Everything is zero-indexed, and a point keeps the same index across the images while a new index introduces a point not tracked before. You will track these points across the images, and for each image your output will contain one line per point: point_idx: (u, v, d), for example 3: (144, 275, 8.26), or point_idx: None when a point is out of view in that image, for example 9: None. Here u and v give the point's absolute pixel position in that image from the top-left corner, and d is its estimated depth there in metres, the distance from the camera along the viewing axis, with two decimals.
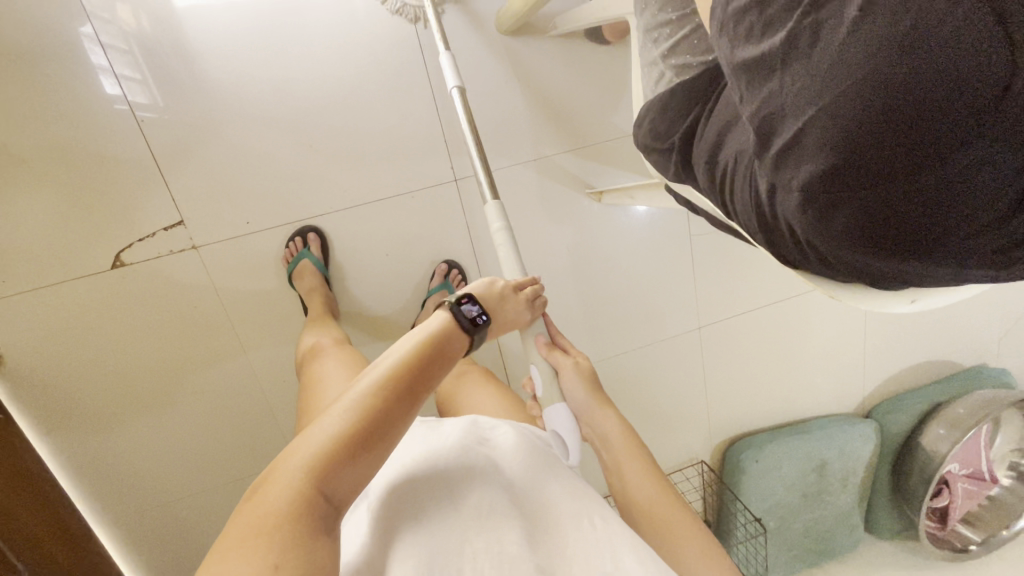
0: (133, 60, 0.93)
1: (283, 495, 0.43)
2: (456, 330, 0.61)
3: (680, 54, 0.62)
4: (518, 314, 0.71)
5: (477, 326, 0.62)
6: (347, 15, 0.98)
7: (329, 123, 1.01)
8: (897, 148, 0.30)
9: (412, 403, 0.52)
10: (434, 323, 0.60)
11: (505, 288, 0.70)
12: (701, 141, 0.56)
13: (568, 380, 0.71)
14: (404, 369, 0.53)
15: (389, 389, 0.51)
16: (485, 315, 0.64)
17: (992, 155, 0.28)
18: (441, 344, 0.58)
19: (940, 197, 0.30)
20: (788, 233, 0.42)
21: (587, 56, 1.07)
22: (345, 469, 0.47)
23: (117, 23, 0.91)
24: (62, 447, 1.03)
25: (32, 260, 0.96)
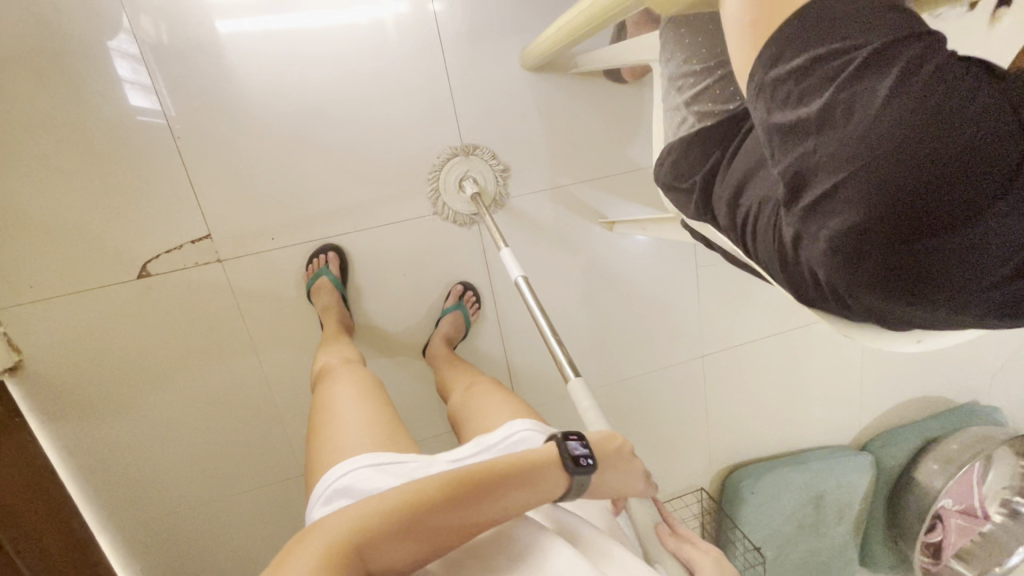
0: (171, 78, 0.96)
1: (327, 540, 0.47)
2: (555, 465, 0.59)
3: (702, 102, 0.67)
4: (629, 481, 0.68)
5: (579, 469, 0.60)
6: (381, 45, 1.01)
7: (355, 147, 1.05)
8: (919, 214, 0.34)
9: (472, 508, 0.53)
10: (537, 450, 0.60)
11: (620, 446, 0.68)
12: (723, 184, 0.61)
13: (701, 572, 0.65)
14: (480, 478, 0.54)
15: (457, 493, 0.53)
16: (592, 459, 0.61)
17: (1000, 226, 0.32)
18: (532, 464, 0.58)
19: (955, 259, 0.34)
20: (809, 275, 0.46)
21: (605, 92, 1.12)
22: (389, 539, 0.49)
23: (157, 42, 0.94)
24: (72, 452, 1.04)
25: (59, 265, 0.98)
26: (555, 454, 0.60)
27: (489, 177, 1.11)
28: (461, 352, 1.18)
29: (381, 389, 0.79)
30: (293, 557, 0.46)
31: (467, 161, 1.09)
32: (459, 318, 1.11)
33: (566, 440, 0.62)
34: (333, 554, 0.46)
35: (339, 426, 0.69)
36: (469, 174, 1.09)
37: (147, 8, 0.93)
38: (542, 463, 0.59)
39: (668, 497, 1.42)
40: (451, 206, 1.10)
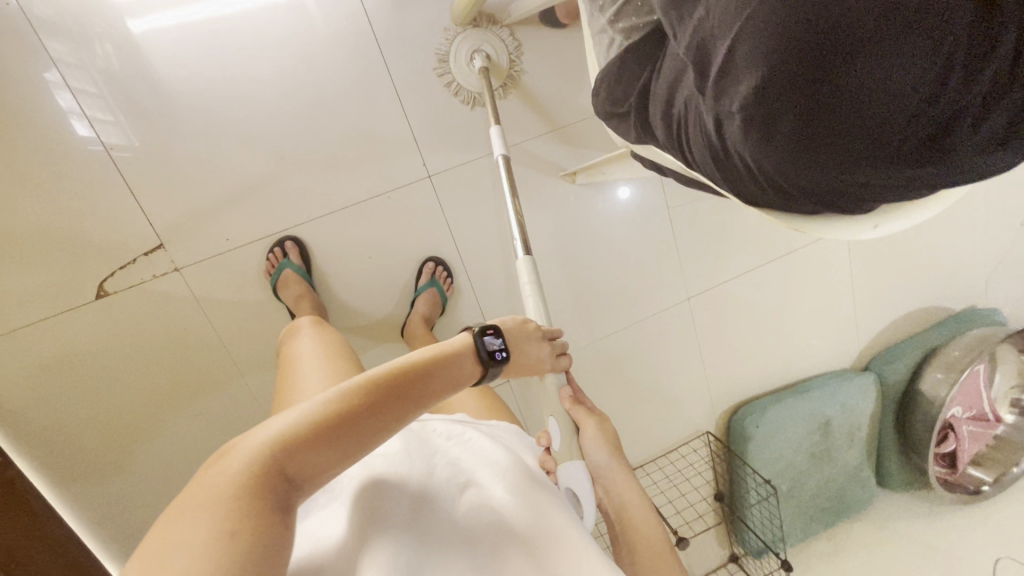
0: (103, 101, 0.93)
1: (242, 462, 0.40)
2: (468, 357, 0.59)
3: (626, 17, 0.63)
4: (538, 356, 0.68)
5: (490, 361, 0.60)
6: (306, 24, 0.98)
7: (296, 134, 1.02)
8: (823, 46, 0.32)
9: (406, 406, 0.49)
10: (451, 343, 0.59)
11: (533, 332, 0.68)
12: (655, 98, 0.58)
13: (589, 433, 0.65)
14: (403, 373, 0.50)
15: (384, 392, 0.48)
16: (506, 353, 0.62)
17: (904, 37, 0.30)
18: (449, 356, 0.57)
19: (869, 92, 0.32)
20: (742, 166, 0.44)
21: (547, 40, 1.09)
22: (314, 450, 0.43)
23: (83, 65, 0.92)
24: (64, 482, 1.03)
25: (17, 297, 0.96)
26: (467, 347, 0.60)
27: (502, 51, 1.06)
28: (442, 329, 1.16)
29: (351, 355, 0.78)
30: (202, 485, 0.39)
31: (478, 31, 1.04)
32: (435, 294, 1.09)
33: (480, 334, 0.61)
34: (257, 473, 0.40)
35: (305, 396, 0.67)
36: (481, 47, 1.04)
37: (63, 28, 0.90)
38: (457, 353, 0.58)
39: (674, 445, 1.42)
40: (460, 81, 1.06)
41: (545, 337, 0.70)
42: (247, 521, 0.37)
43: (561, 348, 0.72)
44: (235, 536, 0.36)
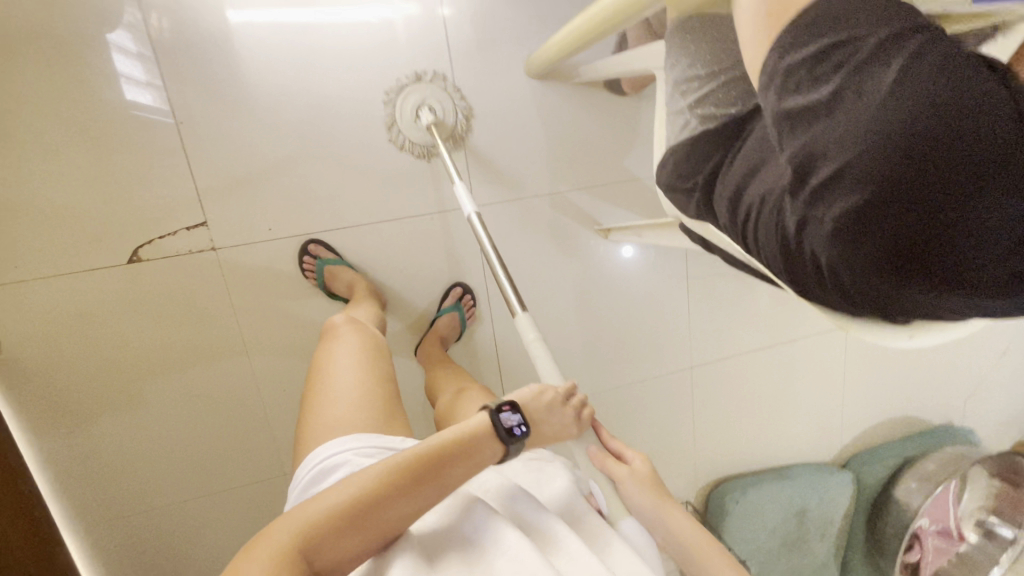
0: (143, 62, 0.94)
1: (271, 551, 0.52)
2: (488, 435, 0.65)
3: (705, 105, 0.69)
4: (564, 426, 0.71)
5: (511, 437, 0.65)
6: (387, 44, 1.02)
7: (356, 141, 1.05)
8: (916, 197, 0.36)
9: (410, 498, 0.58)
10: (470, 425, 0.65)
11: (553, 401, 0.71)
12: (726, 182, 0.63)
13: (631, 491, 0.70)
14: (417, 467, 0.59)
15: (397, 485, 0.57)
16: (525, 430, 0.66)
17: (996, 209, 0.34)
18: (463, 444, 0.63)
19: (951, 243, 0.36)
20: (809, 263, 0.48)
21: (607, 102, 1.15)
22: (330, 540, 0.54)
23: (133, 28, 0.92)
24: (47, 442, 1.01)
25: (46, 249, 0.95)
26: (486, 429, 0.65)
27: (450, 110, 1.07)
28: (453, 353, 1.18)
29: (381, 359, 0.81)
30: (246, 565, 0.52)
31: (424, 87, 1.04)
32: (455, 319, 1.11)
33: (498, 412, 0.66)
34: (284, 562, 0.51)
35: (339, 404, 0.70)
36: (429, 101, 1.05)
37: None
38: (473, 438, 0.64)
39: None
40: (407, 135, 1.06)
41: (568, 404, 0.72)
42: None
43: (581, 401, 0.74)
44: None
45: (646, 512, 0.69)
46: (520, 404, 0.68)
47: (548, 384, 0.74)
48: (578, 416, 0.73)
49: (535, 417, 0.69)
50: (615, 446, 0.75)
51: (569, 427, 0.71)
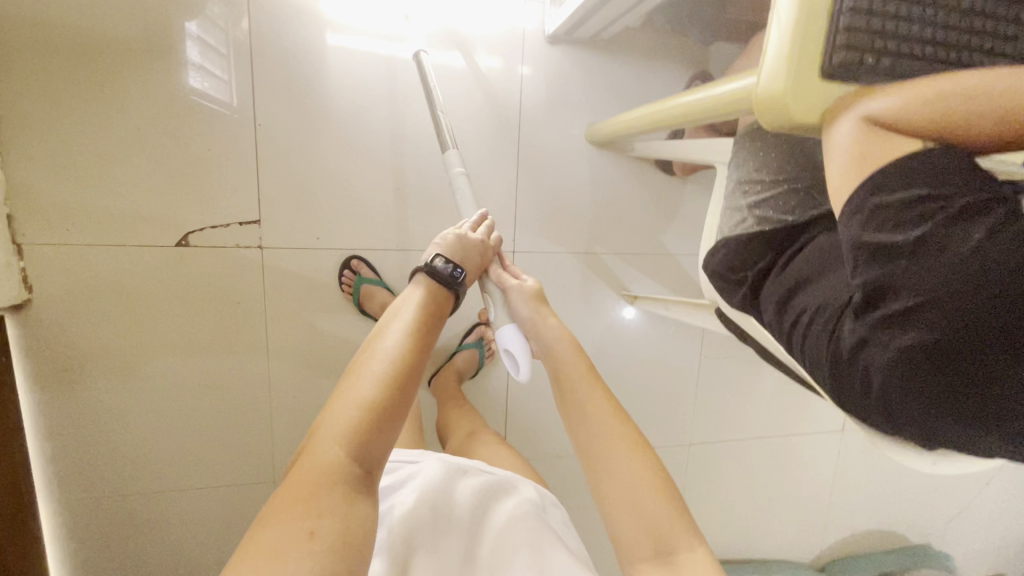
0: (226, 62, 0.98)
1: (321, 469, 0.54)
2: (436, 288, 0.74)
3: (764, 207, 0.74)
4: (483, 258, 0.80)
5: (454, 281, 0.74)
6: (464, 87, 1.07)
7: (417, 171, 1.09)
8: (986, 344, 0.40)
9: (418, 376, 0.63)
10: (419, 291, 0.72)
11: (467, 239, 0.78)
12: (777, 284, 0.67)
13: (515, 301, 0.79)
14: (411, 350, 0.64)
15: (404, 366, 0.62)
16: (459, 271, 0.74)
17: None
18: (426, 311, 0.70)
19: (1009, 391, 0.41)
20: (859, 381, 0.51)
21: (656, 178, 1.20)
22: (375, 439, 0.58)
23: (224, 29, 0.97)
24: (47, 404, 1.00)
25: (97, 217, 0.97)
26: (431, 285, 0.73)
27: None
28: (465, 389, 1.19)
29: None
30: (294, 500, 0.53)
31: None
32: (474, 356, 1.13)
33: (432, 265, 0.74)
34: (332, 477, 0.54)
35: None
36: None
37: (251, 6, 0.98)
38: (427, 300, 0.72)
39: None
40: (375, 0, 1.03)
41: (479, 237, 0.80)
42: (321, 524, 0.52)
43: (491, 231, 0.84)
44: (322, 539, 0.51)
45: (523, 317, 0.78)
46: (452, 254, 0.75)
47: (457, 226, 0.81)
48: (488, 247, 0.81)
49: (465, 259, 0.77)
50: (514, 271, 0.84)
51: (485, 257, 0.80)
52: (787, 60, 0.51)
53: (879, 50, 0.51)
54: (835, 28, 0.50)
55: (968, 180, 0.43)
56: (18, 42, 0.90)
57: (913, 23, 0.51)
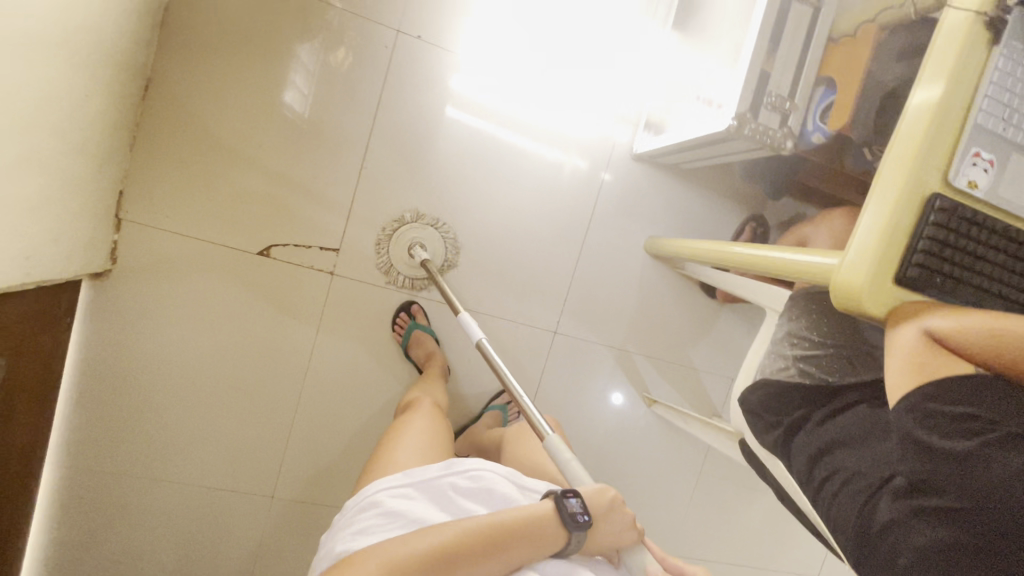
0: (306, 73, 1.07)
1: None
2: (554, 520, 0.69)
3: (808, 362, 0.82)
4: (623, 531, 0.72)
5: (573, 524, 0.68)
6: (546, 177, 1.18)
7: (489, 240, 1.17)
8: (1001, 553, 0.50)
9: (482, 563, 0.63)
10: (540, 507, 0.69)
11: (616, 502, 0.73)
12: (812, 436, 0.74)
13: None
14: (491, 537, 0.64)
15: (467, 544, 0.63)
16: (586, 517, 0.69)
17: None
18: (530, 526, 0.67)
19: None
20: (884, 555, 0.58)
21: (697, 297, 1.29)
22: None
23: (337, 67, 1.08)
24: (87, 370, 1.04)
25: (195, 212, 1.05)
26: (551, 513, 0.69)
27: (442, 250, 1.14)
28: None
29: (443, 451, 0.85)
30: None
31: (424, 227, 1.13)
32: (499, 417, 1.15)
33: (563, 497, 0.71)
34: None
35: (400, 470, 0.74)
36: (423, 239, 1.13)
37: (381, 65, 1.09)
38: (541, 520, 0.68)
39: None
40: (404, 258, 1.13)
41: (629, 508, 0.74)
42: None
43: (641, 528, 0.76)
44: None
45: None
46: (584, 498, 0.72)
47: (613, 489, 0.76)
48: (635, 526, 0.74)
49: (595, 514, 0.71)
50: (671, 564, 0.79)
51: (627, 538, 0.73)
52: (867, 261, 0.60)
53: (946, 273, 0.60)
54: (913, 247, 0.60)
55: (1005, 408, 0.54)
56: (180, 52, 1.02)
57: (977, 258, 0.61)
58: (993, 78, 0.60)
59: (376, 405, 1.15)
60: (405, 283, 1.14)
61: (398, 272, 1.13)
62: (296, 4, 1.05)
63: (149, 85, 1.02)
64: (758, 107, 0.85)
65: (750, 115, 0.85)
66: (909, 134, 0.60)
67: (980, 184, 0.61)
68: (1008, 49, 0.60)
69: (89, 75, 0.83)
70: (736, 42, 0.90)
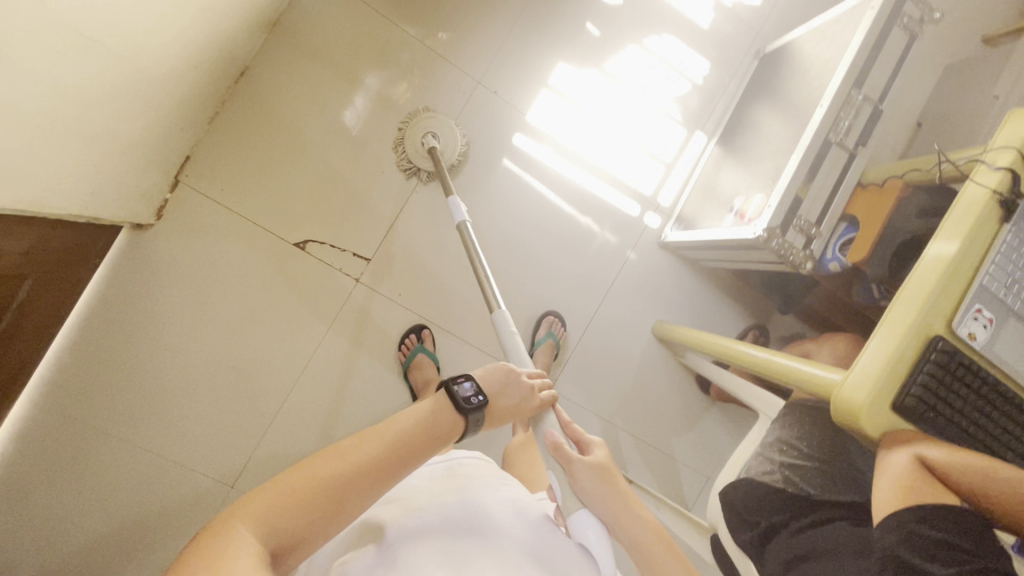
0: (380, 95, 1.16)
1: (225, 534, 0.44)
2: (449, 408, 0.61)
3: (793, 470, 0.85)
4: (523, 400, 0.67)
5: (467, 408, 0.61)
6: (575, 242, 1.26)
7: (511, 286, 1.22)
8: None
9: (382, 477, 0.53)
10: (425, 402, 0.60)
11: (510, 373, 0.68)
12: (788, 543, 0.76)
13: (582, 480, 0.62)
14: (388, 447, 0.54)
15: (359, 467, 0.52)
16: (478, 398, 0.62)
17: None
18: (425, 426, 0.58)
19: None
20: None
21: (691, 390, 1.33)
22: (299, 518, 0.48)
23: (416, 104, 1.18)
24: (94, 313, 1.04)
25: (248, 192, 1.11)
26: (443, 404, 0.60)
27: (451, 147, 1.17)
28: None
29: None
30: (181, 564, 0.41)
31: (433, 118, 1.16)
32: (552, 347, 1.18)
33: (453, 383, 0.62)
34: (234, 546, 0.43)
35: None
36: (434, 132, 1.16)
37: (453, 108, 1.20)
38: (430, 414, 0.59)
39: None
40: (410, 155, 1.16)
41: (524, 376, 0.69)
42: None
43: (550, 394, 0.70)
44: None
45: (605, 506, 0.61)
46: (476, 379, 0.65)
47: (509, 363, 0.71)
48: (537, 395, 0.69)
49: (491, 395, 0.65)
50: (575, 433, 0.68)
51: (529, 405, 0.68)
52: (870, 381, 0.65)
53: (938, 409, 0.65)
54: (913, 378, 0.65)
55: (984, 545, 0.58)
56: (279, 51, 1.12)
57: (967, 403, 0.66)
58: (1003, 249, 0.67)
59: (362, 418, 1.13)
60: (420, 177, 1.18)
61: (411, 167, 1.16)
62: (393, 39, 1.17)
63: (245, 72, 1.11)
64: (787, 226, 0.93)
65: (779, 231, 0.93)
66: (924, 278, 0.67)
67: (978, 337, 0.67)
68: (1017, 228, 0.68)
69: (203, 47, 0.91)
70: (778, 166, 1.00)
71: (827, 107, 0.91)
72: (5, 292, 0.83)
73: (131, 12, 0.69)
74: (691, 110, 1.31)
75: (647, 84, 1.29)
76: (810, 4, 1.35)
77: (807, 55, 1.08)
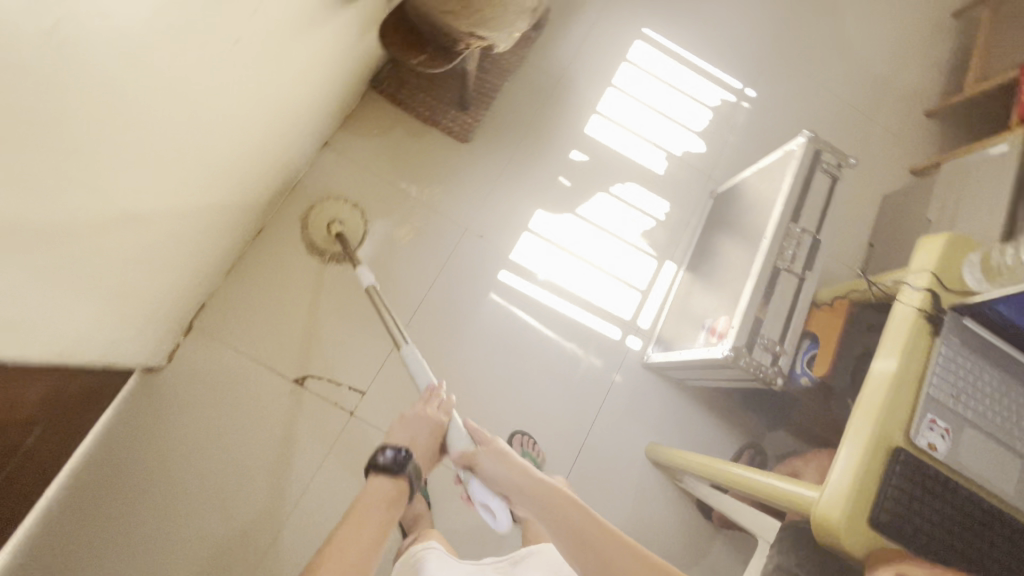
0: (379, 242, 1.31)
1: None
2: (388, 480, 0.81)
3: None
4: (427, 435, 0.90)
5: (399, 467, 0.81)
6: (564, 365, 1.32)
7: (501, 412, 1.25)
8: None
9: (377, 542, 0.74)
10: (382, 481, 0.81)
11: (411, 418, 0.91)
12: None
13: (486, 465, 0.83)
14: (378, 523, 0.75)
15: (371, 541, 0.72)
16: (404, 454, 0.83)
17: None
18: (394, 499, 0.80)
19: None
20: None
21: (692, 516, 1.28)
22: None
23: (411, 246, 1.33)
24: (97, 456, 1.07)
25: (255, 333, 1.20)
26: (391, 479, 0.81)
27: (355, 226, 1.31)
28: None
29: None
30: None
31: (335, 206, 1.31)
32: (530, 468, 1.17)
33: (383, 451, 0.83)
34: None
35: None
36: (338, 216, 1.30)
37: (444, 249, 1.34)
38: (392, 489, 0.80)
39: None
40: (314, 237, 1.28)
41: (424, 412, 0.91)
42: None
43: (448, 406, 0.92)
44: None
45: (503, 480, 0.81)
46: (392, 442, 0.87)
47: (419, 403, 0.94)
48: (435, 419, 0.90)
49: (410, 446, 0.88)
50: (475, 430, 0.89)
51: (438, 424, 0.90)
52: (844, 497, 0.66)
53: (914, 525, 0.66)
54: (884, 493, 0.67)
55: None
56: (292, 210, 1.29)
57: (944, 517, 0.67)
58: (940, 359, 0.73)
59: None
60: (337, 261, 1.29)
61: (328, 252, 1.28)
62: (392, 195, 1.35)
63: (261, 231, 1.27)
64: (752, 345, 0.99)
65: (746, 350, 0.99)
66: (874, 391, 0.72)
67: (938, 447, 0.70)
68: (948, 339, 0.74)
69: (226, 213, 1.06)
70: (737, 290, 1.10)
71: (770, 240, 1.03)
72: (15, 440, 0.87)
73: (169, 194, 0.83)
74: (659, 243, 1.46)
75: (617, 221, 1.45)
76: (751, 154, 1.57)
77: (752, 195, 1.24)
